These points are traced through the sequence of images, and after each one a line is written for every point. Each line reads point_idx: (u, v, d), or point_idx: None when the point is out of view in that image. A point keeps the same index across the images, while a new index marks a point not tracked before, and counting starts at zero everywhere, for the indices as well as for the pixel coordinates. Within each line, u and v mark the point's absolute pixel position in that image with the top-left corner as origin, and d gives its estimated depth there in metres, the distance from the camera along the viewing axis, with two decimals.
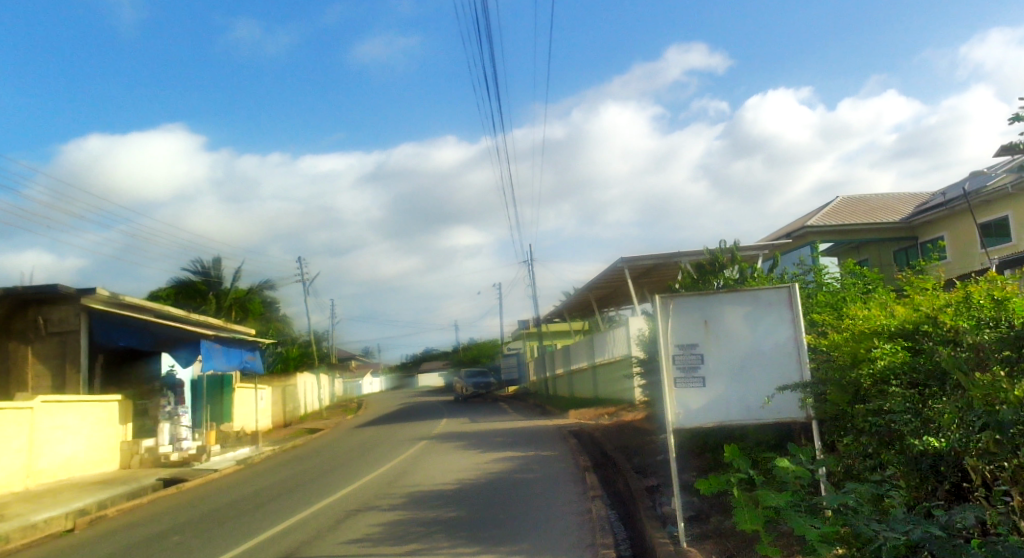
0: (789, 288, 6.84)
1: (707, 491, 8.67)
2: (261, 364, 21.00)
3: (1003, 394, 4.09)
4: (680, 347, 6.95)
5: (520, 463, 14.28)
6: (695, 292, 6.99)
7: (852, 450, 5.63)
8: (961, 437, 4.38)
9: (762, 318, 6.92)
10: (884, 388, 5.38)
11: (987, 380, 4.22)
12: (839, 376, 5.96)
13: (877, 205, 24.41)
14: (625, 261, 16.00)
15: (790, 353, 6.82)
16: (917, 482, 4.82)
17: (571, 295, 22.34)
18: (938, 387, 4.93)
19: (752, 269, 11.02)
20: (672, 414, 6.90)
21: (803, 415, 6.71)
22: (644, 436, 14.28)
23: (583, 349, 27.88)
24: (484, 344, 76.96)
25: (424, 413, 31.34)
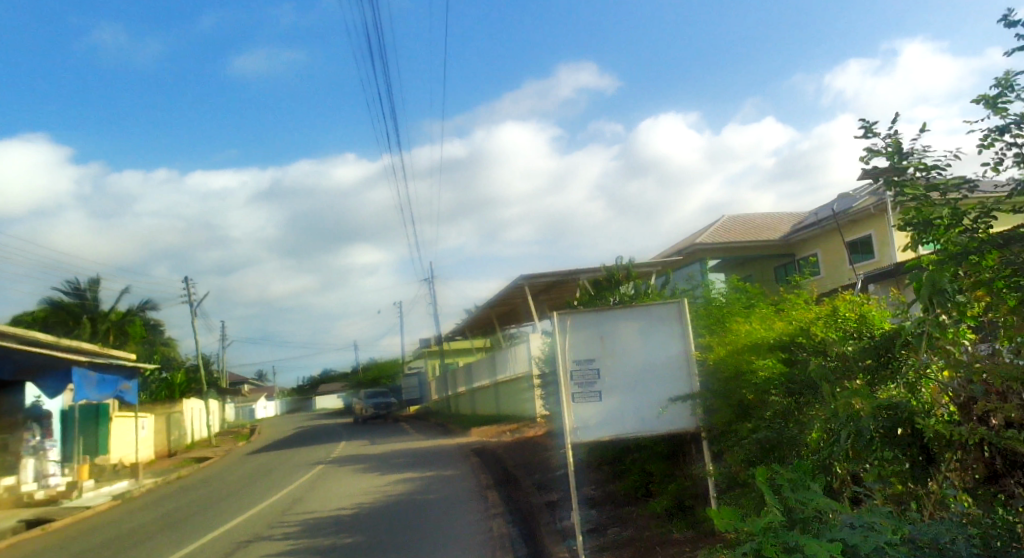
0: (679, 302, 7.09)
1: (605, 503, 8.85)
2: (134, 396, 19.77)
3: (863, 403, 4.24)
4: (577, 363, 7.05)
5: (419, 484, 14.09)
6: (591, 309, 7.12)
7: (735, 458, 5.84)
8: (829, 447, 4.65)
9: (654, 333, 7.14)
10: (766, 398, 5.65)
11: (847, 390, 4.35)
12: (726, 388, 6.21)
13: (760, 224, 25.68)
14: (524, 279, 16.11)
15: (680, 366, 7.08)
16: (793, 485, 5.03)
17: (471, 312, 22.36)
18: (807, 397, 5.21)
19: (645, 286, 11.35)
20: (571, 429, 6.96)
21: (692, 424, 6.96)
22: (543, 451, 14.37)
23: (485, 367, 27.95)
24: (383, 364, 75.70)
25: (321, 437, 30.47)
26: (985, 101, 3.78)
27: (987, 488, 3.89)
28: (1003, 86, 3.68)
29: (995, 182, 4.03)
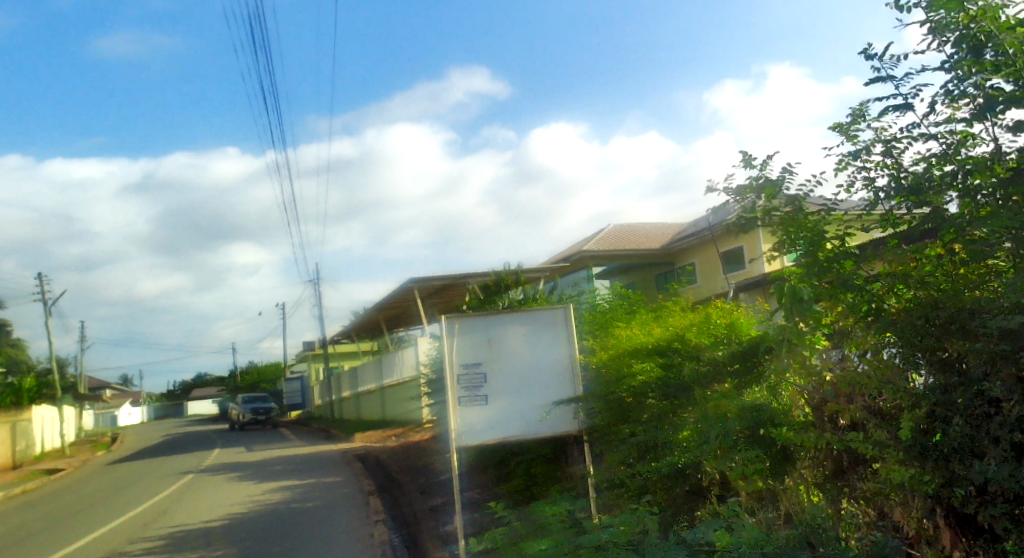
0: (565, 307, 7.16)
1: (490, 506, 8.85)
2: None
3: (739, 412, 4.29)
4: (463, 367, 7.00)
5: (296, 492, 13.63)
6: (479, 313, 7.10)
7: (611, 460, 5.86)
8: (699, 448, 4.78)
9: (540, 337, 7.17)
10: (644, 401, 5.73)
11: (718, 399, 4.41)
12: (603, 391, 6.25)
13: (643, 233, 26.49)
14: (413, 282, 15.88)
15: (564, 370, 7.11)
16: (666, 485, 5.17)
17: (358, 315, 21.88)
18: (680, 399, 5.35)
19: (534, 291, 11.44)
20: (455, 433, 6.87)
21: (575, 427, 6.99)
22: (428, 456, 14.23)
23: (371, 371, 27.42)
24: (263, 368, 73.08)
25: (194, 444, 29.02)
26: (840, 128, 3.94)
27: (835, 483, 4.08)
28: (857, 114, 3.87)
29: (850, 207, 4.13)
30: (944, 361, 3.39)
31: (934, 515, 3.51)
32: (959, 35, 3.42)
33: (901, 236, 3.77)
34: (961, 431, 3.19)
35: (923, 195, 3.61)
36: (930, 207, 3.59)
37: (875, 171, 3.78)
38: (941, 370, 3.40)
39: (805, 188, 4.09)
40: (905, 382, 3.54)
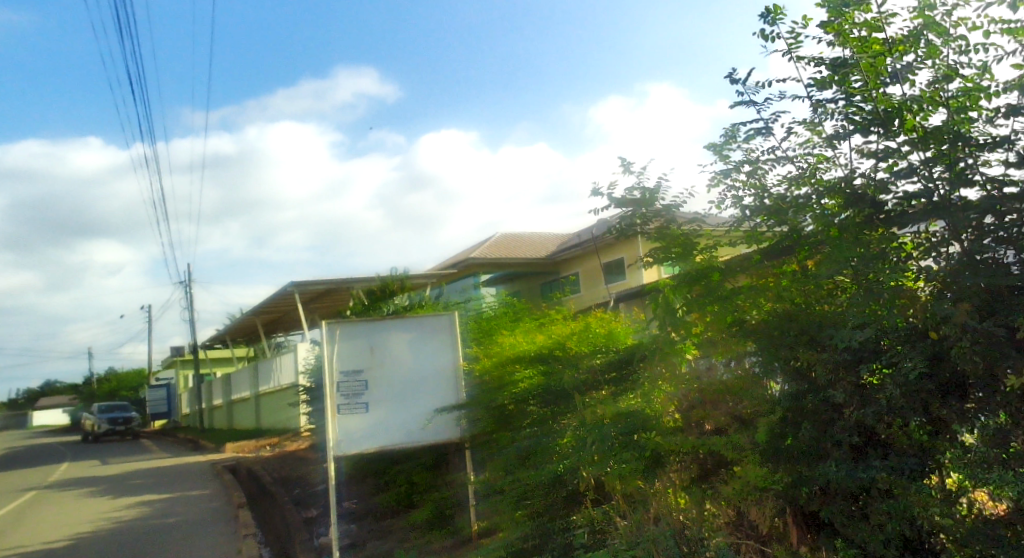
0: (451, 314, 7.11)
1: (366, 516, 8.68)
2: None
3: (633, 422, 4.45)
4: (344, 374, 6.87)
5: (158, 507, 12.88)
6: (361, 319, 6.99)
7: (492, 468, 5.87)
8: (578, 457, 4.89)
9: (424, 344, 7.09)
10: (524, 408, 5.66)
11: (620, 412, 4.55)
12: (485, 400, 6.24)
13: (528, 242, 26.86)
14: (294, 286, 15.43)
15: (448, 377, 7.02)
16: (544, 491, 5.14)
17: (233, 320, 21.01)
18: (562, 405, 5.39)
19: (418, 297, 11.38)
20: (333, 443, 6.73)
21: (457, 435, 6.87)
22: (304, 465, 13.80)
23: (246, 378, 26.36)
24: (126, 375, 68.78)
25: (44, 457, 26.90)
26: (714, 147, 4.15)
27: (700, 485, 4.33)
28: (729, 135, 4.09)
29: (719, 222, 4.33)
30: (794, 369, 3.59)
31: (784, 514, 3.75)
32: (827, 62, 3.61)
33: (763, 253, 3.98)
34: (810, 434, 3.46)
35: (781, 214, 3.81)
36: (788, 225, 3.81)
37: (742, 189, 3.99)
38: (794, 378, 3.60)
39: (681, 202, 4.26)
40: (765, 390, 3.79)
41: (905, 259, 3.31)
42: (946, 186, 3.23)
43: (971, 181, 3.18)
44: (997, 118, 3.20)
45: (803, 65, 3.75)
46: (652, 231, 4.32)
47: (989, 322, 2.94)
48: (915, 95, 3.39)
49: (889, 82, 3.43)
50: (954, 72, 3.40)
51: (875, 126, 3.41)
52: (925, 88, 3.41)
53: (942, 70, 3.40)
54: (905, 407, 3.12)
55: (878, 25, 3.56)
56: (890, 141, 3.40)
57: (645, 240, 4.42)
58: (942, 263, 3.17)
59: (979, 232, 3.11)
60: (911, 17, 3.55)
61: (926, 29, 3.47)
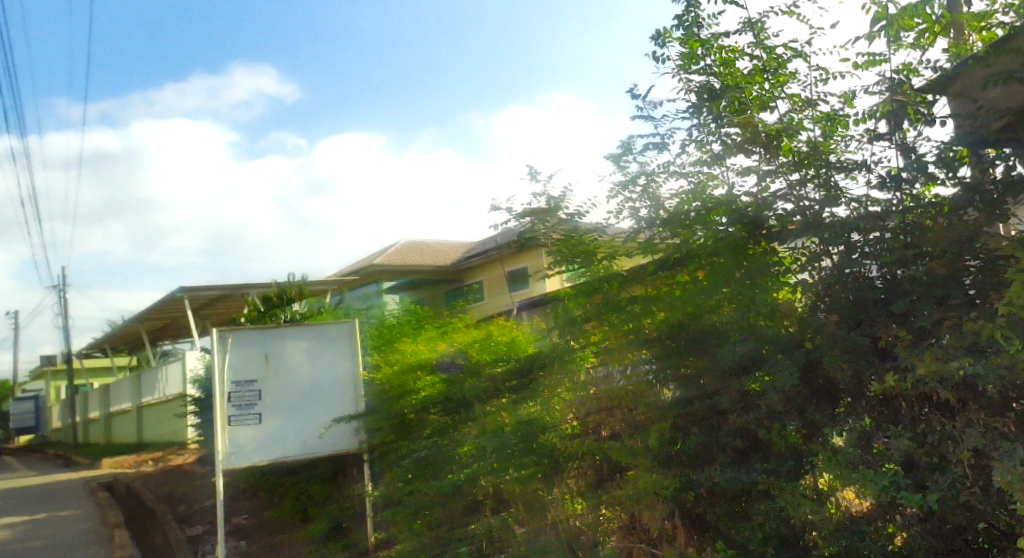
0: (351, 322, 7.02)
1: (257, 532, 8.39)
2: None
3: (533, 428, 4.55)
4: (236, 384, 6.64)
5: (25, 528, 12.00)
6: (255, 325, 6.80)
7: (392, 478, 5.81)
8: (477, 465, 4.93)
9: (322, 352, 6.97)
10: (423, 417, 5.63)
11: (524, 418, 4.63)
12: (385, 409, 6.14)
13: (431, 250, 26.77)
14: (184, 292, 14.78)
15: (346, 386, 6.92)
16: (443, 501, 5.11)
17: (116, 327, 19.90)
18: (463, 413, 5.40)
19: (317, 304, 11.16)
20: (221, 456, 6.48)
21: (355, 446, 6.78)
22: (190, 480, 13.20)
23: (128, 389, 24.98)
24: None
25: None
26: (613, 157, 4.27)
27: (599, 489, 4.44)
28: (626, 147, 4.23)
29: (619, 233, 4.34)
30: (684, 375, 3.79)
31: (673, 516, 3.90)
32: (697, 89, 3.83)
33: (656, 264, 4.01)
34: (698, 437, 3.65)
35: (678, 225, 3.87)
36: (682, 239, 3.86)
37: (638, 200, 4.05)
38: (683, 384, 3.79)
39: (576, 213, 4.29)
40: (658, 397, 3.93)
41: (785, 272, 3.58)
42: (821, 204, 3.49)
43: (837, 201, 3.46)
44: (862, 141, 3.45)
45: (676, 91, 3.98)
46: (553, 239, 4.31)
47: (857, 331, 3.19)
48: (785, 120, 3.63)
49: (759, 107, 3.67)
50: (804, 100, 3.68)
51: (754, 146, 3.62)
52: (786, 114, 3.67)
53: (795, 98, 3.68)
54: (784, 412, 3.34)
55: (735, 56, 3.82)
56: (767, 163, 3.61)
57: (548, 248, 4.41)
58: (814, 275, 3.43)
59: (851, 248, 3.30)
60: (756, 50, 3.83)
61: (772, 61, 3.73)
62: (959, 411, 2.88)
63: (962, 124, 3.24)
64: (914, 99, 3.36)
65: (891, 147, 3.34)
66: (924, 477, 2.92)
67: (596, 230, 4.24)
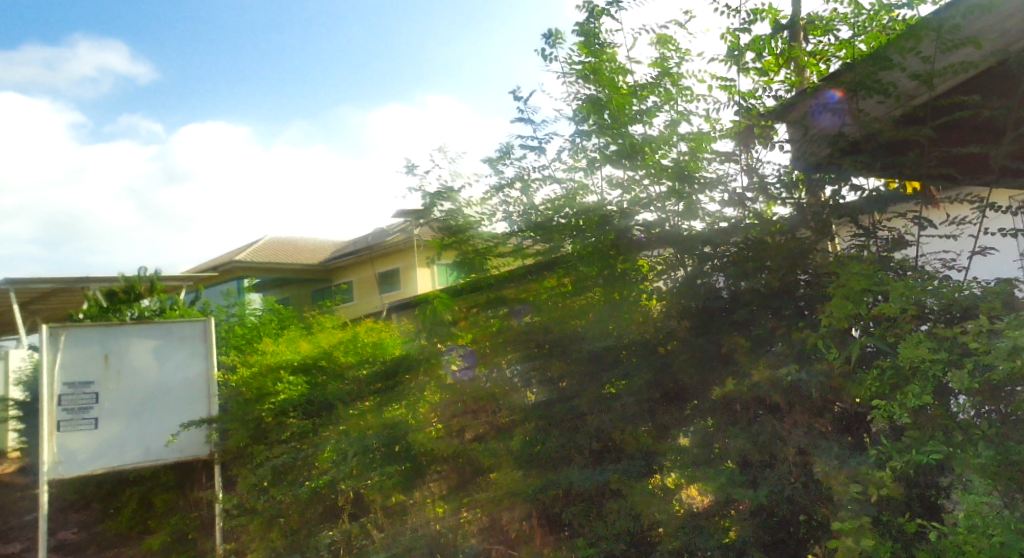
0: (205, 321, 6.71)
1: (88, 546, 7.77)
2: None
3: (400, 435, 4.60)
4: (69, 386, 6.23)
5: None
6: (93, 323, 6.42)
7: (245, 486, 5.55)
8: (337, 471, 4.89)
9: (171, 353, 6.60)
10: (282, 421, 5.49)
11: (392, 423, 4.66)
12: (240, 412, 5.88)
13: (296, 247, 25.92)
14: (13, 284, 13.50)
15: (198, 389, 6.57)
16: (299, 508, 5.10)
17: None
18: (325, 417, 5.28)
19: (169, 302, 10.54)
20: (48, 464, 6.02)
21: (206, 452, 6.41)
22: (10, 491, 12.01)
23: None
24: None
25: None
26: (489, 160, 4.30)
27: (458, 494, 4.38)
28: (503, 151, 4.24)
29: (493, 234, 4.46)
30: (546, 377, 3.88)
31: (530, 517, 3.97)
32: (582, 97, 3.92)
33: (525, 269, 4.11)
34: (557, 439, 3.74)
35: (550, 231, 3.94)
36: (553, 242, 3.94)
37: (512, 204, 4.14)
38: (546, 387, 3.88)
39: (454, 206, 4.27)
40: (523, 399, 3.98)
41: (643, 280, 3.69)
42: (680, 216, 3.62)
43: (693, 217, 3.60)
44: (716, 161, 3.65)
45: (563, 95, 4.01)
46: (430, 231, 4.44)
47: (705, 337, 3.45)
48: (655, 135, 3.74)
49: (638, 117, 3.81)
50: (685, 120, 3.77)
51: (625, 158, 3.70)
52: (662, 129, 3.78)
53: (675, 116, 3.77)
54: (636, 414, 3.52)
55: (623, 70, 3.92)
56: (638, 177, 3.72)
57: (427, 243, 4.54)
58: (668, 284, 3.61)
59: (702, 260, 3.50)
60: (649, 68, 3.94)
61: (659, 79, 3.87)
62: (787, 414, 3.13)
63: (797, 147, 3.50)
64: (760, 121, 3.58)
65: (736, 166, 3.59)
66: (756, 474, 3.16)
67: (468, 217, 4.23)
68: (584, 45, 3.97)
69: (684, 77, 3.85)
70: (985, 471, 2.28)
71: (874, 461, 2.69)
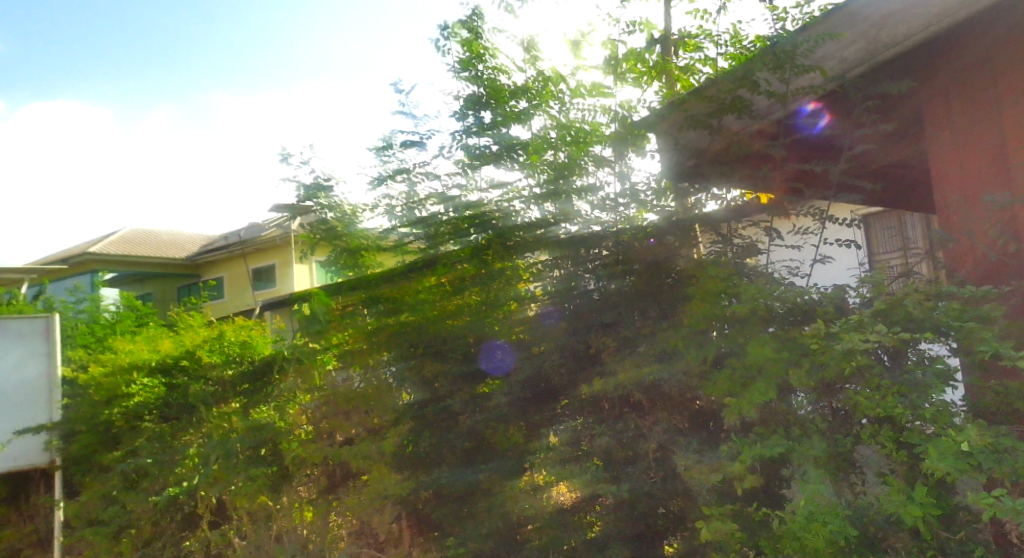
0: (48, 318, 6.30)
1: None
2: None
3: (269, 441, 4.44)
4: None
5: None
6: None
7: (94, 496, 5.25)
8: (195, 477, 4.69)
9: (7, 352, 6.16)
10: (136, 424, 5.19)
11: (259, 424, 4.47)
12: (89, 416, 5.49)
13: (159, 241, 24.53)
14: None
15: (38, 391, 6.07)
16: (154, 519, 4.89)
17: None
18: (187, 419, 4.98)
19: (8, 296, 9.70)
20: None
21: (46, 460, 5.93)
22: None
23: None
24: None
25: None
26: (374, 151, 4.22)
27: (328, 497, 4.32)
28: (387, 142, 4.16)
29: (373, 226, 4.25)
30: (420, 377, 3.83)
31: (400, 519, 3.99)
32: (464, 96, 3.96)
33: (405, 267, 3.97)
34: (429, 441, 3.75)
35: (433, 229, 3.89)
36: (432, 241, 3.88)
37: (394, 198, 4.10)
38: (422, 388, 3.83)
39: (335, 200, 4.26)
40: (397, 400, 3.93)
41: (521, 283, 3.65)
42: (556, 218, 3.65)
43: (569, 220, 3.63)
44: (593, 168, 3.72)
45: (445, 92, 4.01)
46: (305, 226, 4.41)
47: (574, 334, 3.52)
48: (537, 135, 3.83)
49: (517, 117, 3.85)
50: (568, 126, 3.82)
51: (505, 158, 3.81)
52: (541, 130, 3.85)
53: (558, 122, 3.85)
54: (508, 413, 3.58)
55: (506, 70, 3.97)
56: (519, 174, 3.79)
57: (303, 238, 4.44)
58: (547, 283, 3.59)
59: (577, 263, 3.56)
60: (531, 69, 3.98)
61: (540, 82, 3.90)
62: (649, 411, 3.30)
63: (667, 157, 3.65)
64: (635, 129, 3.70)
65: (610, 173, 3.72)
66: (619, 471, 3.28)
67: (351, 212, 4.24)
68: (466, 40, 3.94)
69: (567, 81, 3.89)
70: (820, 462, 2.51)
71: (726, 455, 2.87)
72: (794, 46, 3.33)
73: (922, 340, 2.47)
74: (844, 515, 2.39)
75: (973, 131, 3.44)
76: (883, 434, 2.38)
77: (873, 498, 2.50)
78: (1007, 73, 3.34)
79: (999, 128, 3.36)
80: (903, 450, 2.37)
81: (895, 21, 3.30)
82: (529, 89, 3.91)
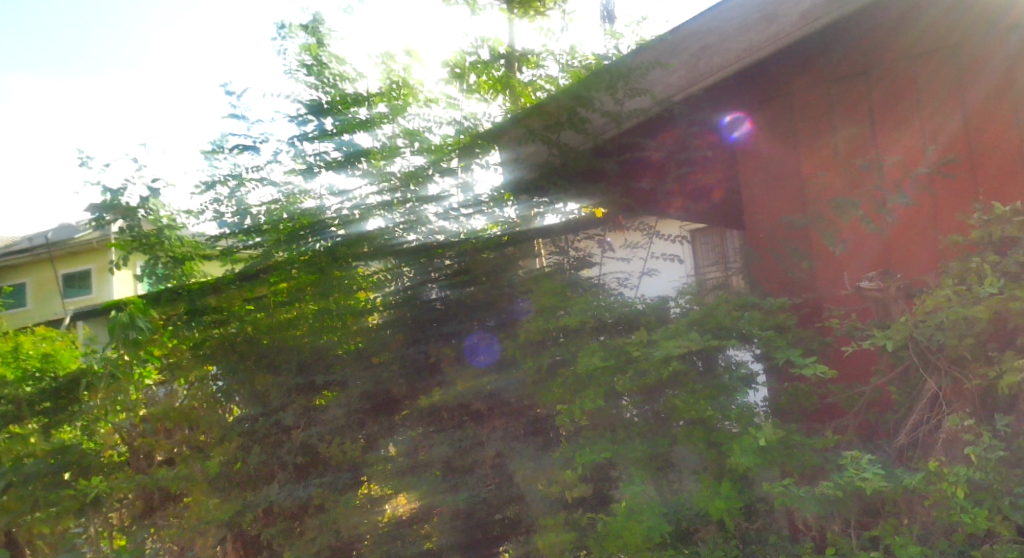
0: None
1: None
2: None
3: (71, 465, 4.07)
4: None
5: None
6: None
7: None
8: None
9: None
10: None
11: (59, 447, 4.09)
12: None
13: None
14: None
15: None
16: None
17: None
18: None
19: None
20: None
21: None
22: None
23: None
24: None
25: None
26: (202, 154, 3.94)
27: (141, 523, 4.01)
28: (217, 146, 3.91)
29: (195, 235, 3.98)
30: (251, 391, 3.67)
31: (225, 542, 3.75)
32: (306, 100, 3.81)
33: (235, 274, 3.75)
34: (258, 458, 3.59)
35: (272, 232, 3.68)
36: (267, 247, 3.69)
37: (223, 203, 3.86)
38: (250, 402, 3.66)
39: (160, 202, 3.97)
40: (223, 416, 3.73)
41: (362, 291, 3.51)
42: (401, 227, 3.56)
43: (416, 228, 3.57)
44: (437, 176, 3.65)
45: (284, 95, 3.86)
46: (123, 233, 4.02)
47: (414, 347, 3.51)
48: (381, 142, 3.71)
49: (360, 124, 3.73)
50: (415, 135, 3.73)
51: (345, 166, 3.68)
52: (386, 138, 3.74)
53: (407, 132, 3.73)
54: (344, 424, 3.49)
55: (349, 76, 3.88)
56: (360, 182, 3.65)
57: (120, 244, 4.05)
58: (392, 291, 3.52)
59: (421, 270, 3.51)
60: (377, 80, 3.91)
61: (386, 92, 3.82)
62: (487, 419, 3.36)
63: (509, 169, 3.66)
64: (478, 139, 3.68)
65: (453, 183, 3.66)
66: (456, 479, 3.31)
67: (173, 220, 3.96)
68: (309, 42, 3.83)
69: (411, 92, 3.85)
70: (641, 462, 2.64)
71: (557, 461, 2.97)
72: (624, 69, 3.52)
73: (730, 346, 2.67)
74: (662, 513, 2.52)
75: (775, 160, 3.79)
76: (695, 433, 2.55)
77: (687, 494, 2.63)
78: (803, 110, 3.71)
79: (796, 156, 3.72)
80: (713, 449, 2.54)
81: (712, 51, 3.56)
82: (371, 97, 3.79)
